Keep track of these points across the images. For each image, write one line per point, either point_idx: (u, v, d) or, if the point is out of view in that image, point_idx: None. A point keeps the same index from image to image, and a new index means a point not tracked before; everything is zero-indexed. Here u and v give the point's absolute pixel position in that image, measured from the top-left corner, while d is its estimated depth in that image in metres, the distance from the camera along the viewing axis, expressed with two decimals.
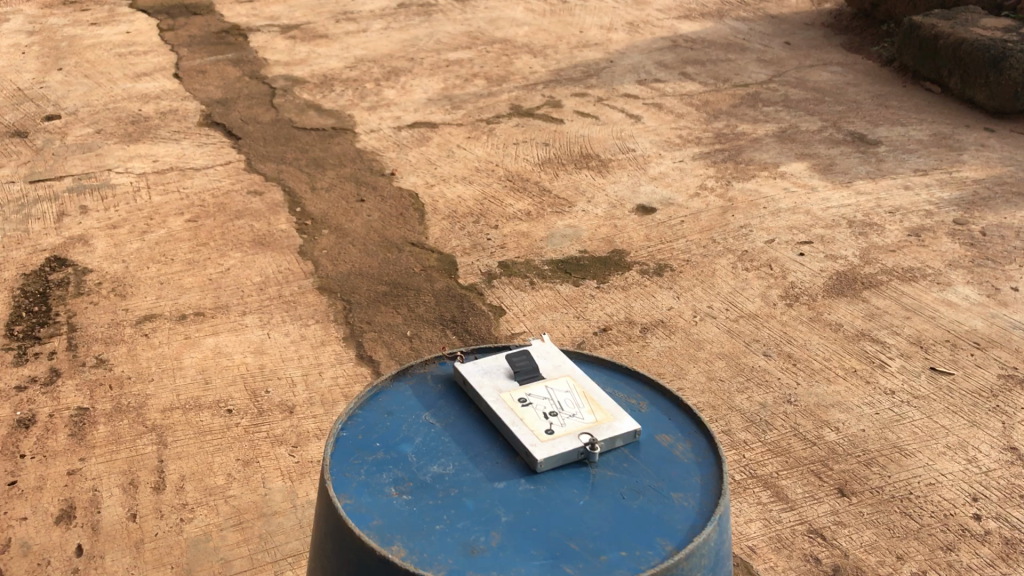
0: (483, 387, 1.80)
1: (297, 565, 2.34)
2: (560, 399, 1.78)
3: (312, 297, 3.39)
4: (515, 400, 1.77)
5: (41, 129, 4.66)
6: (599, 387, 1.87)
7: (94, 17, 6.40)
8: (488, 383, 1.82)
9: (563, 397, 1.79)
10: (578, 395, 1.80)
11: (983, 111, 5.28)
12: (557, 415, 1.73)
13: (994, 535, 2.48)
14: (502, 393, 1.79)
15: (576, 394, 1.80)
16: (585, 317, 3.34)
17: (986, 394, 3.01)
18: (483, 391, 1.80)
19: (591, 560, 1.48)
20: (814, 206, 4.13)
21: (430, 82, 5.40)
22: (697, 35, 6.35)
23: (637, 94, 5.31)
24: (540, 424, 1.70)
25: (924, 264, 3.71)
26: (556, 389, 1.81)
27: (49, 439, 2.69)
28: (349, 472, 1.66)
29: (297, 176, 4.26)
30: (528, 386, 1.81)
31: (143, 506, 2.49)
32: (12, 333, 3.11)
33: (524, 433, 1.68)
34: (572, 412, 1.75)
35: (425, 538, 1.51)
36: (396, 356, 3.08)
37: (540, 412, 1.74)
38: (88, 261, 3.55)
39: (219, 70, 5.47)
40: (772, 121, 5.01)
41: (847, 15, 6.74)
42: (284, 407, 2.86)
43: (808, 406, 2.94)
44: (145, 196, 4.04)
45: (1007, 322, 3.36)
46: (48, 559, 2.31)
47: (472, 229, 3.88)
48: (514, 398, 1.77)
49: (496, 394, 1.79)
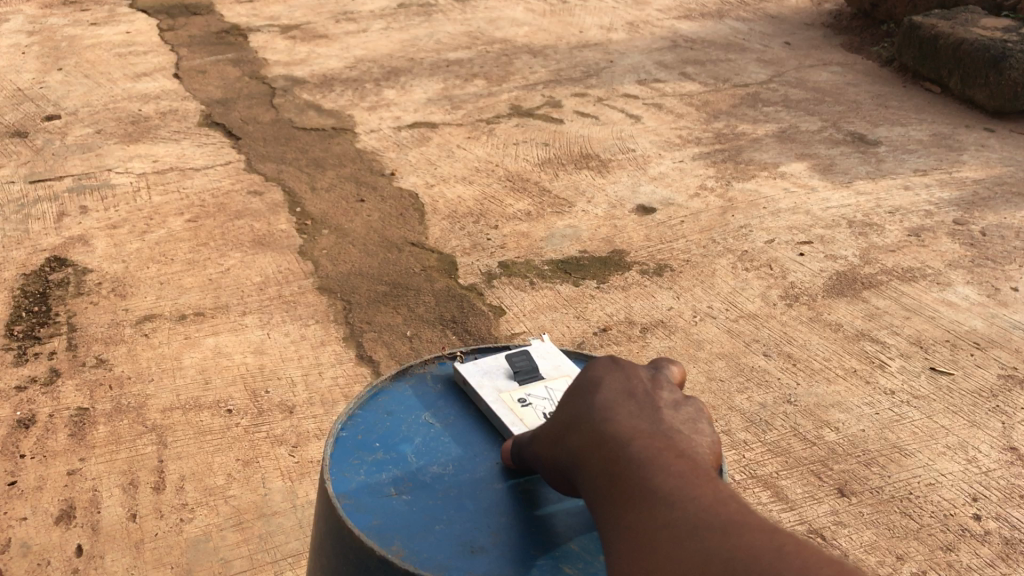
0: (483, 386, 1.81)
1: (297, 565, 2.35)
2: (561, 398, 1.78)
3: (311, 297, 3.39)
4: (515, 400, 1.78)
5: (41, 129, 4.66)
6: None
7: (94, 17, 6.40)
8: (487, 383, 1.83)
9: None
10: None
11: (982, 111, 5.28)
12: None
13: (994, 535, 2.49)
14: (501, 393, 1.80)
15: None
16: (585, 317, 3.33)
17: (986, 395, 3.01)
18: (483, 391, 1.80)
19: (591, 560, 1.48)
20: (814, 206, 4.14)
21: (430, 82, 5.40)
22: (697, 35, 6.35)
23: (637, 94, 5.31)
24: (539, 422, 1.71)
25: (924, 264, 3.72)
26: (556, 388, 1.81)
27: (49, 439, 2.69)
28: (348, 472, 1.66)
29: (298, 176, 4.26)
30: (529, 387, 1.81)
31: (143, 505, 2.49)
32: (13, 333, 3.11)
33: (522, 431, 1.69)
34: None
35: (425, 539, 1.51)
36: (395, 357, 3.08)
37: (539, 412, 1.74)
38: (87, 261, 3.54)
39: (219, 70, 5.48)
40: (771, 121, 5.01)
41: (847, 15, 6.74)
42: (284, 407, 2.87)
43: (808, 406, 2.94)
44: (145, 196, 4.04)
45: (1007, 322, 3.37)
46: (47, 559, 2.32)
47: (473, 229, 3.88)
48: (513, 398, 1.78)
49: (496, 395, 1.79)
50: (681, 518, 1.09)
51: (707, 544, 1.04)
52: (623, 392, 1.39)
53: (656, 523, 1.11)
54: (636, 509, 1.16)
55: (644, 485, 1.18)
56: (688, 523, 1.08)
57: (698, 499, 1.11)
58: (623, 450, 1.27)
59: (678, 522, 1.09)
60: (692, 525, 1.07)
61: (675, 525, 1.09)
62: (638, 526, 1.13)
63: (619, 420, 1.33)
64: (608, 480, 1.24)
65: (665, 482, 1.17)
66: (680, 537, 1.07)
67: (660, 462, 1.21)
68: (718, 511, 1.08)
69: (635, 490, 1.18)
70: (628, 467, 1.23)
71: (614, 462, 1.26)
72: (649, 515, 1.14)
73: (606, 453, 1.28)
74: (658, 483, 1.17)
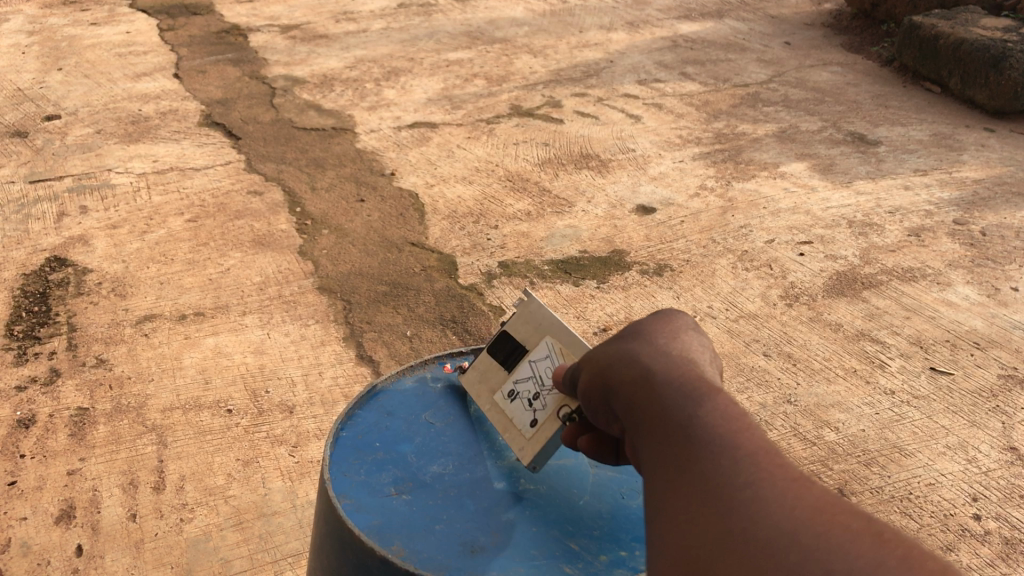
0: (477, 396, 1.75)
1: (298, 565, 2.35)
2: (538, 374, 1.61)
3: (311, 297, 3.39)
4: (506, 398, 1.68)
5: (41, 129, 4.65)
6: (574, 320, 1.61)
7: (94, 17, 6.40)
8: (481, 389, 1.75)
9: (539, 368, 1.61)
10: (557, 355, 1.59)
11: (982, 111, 5.28)
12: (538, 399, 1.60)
13: (994, 535, 2.48)
14: (493, 394, 1.71)
15: (546, 355, 1.61)
16: (585, 317, 3.33)
17: (986, 394, 3.01)
18: (479, 399, 1.75)
19: (591, 559, 1.48)
20: (814, 206, 4.14)
21: (430, 82, 5.39)
22: (697, 35, 6.34)
23: (637, 94, 5.30)
24: (523, 420, 1.62)
25: (924, 264, 3.72)
26: (536, 357, 1.63)
27: (49, 440, 2.69)
28: (349, 472, 1.66)
29: (298, 176, 4.26)
30: (515, 371, 1.68)
31: (143, 505, 2.49)
32: (12, 333, 3.11)
33: (512, 439, 1.64)
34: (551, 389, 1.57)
35: (425, 538, 1.51)
36: (395, 357, 3.08)
37: (523, 403, 1.63)
38: (87, 261, 3.54)
39: (219, 70, 5.48)
40: (771, 121, 5.01)
41: (847, 15, 6.74)
42: (285, 407, 2.86)
43: (808, 406, 2.94)
44: (145, 196, 4.04)
45: (1007, 322, 3.37)
46: (47, 559, 2.32)
47: (473, 229, 3.88)
48: (504, 396, 1.68)
49: (489, 398, 1.72)
50: (728, 454, 0.71)
51: (767, 494, 0.66)
52: (663, 328, 1.05)
53: (686, 459, 0.73)
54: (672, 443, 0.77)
55: (674, 408, 0.80)
56: (740, 463, 0.70)
57: (759, 436, 0.74)
58: (649, 371, 0.90)
59: (725, 462, 0.70)
60: (747, 466, 0.69)
61: (716, 463, 0.70)
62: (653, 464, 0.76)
63: (656, 350, 0.97)
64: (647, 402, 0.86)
65: (709, 406, 0.78)
66: (723, 481, 0.69)
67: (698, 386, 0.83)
68: (785, 459, 0.71)
69: (662, 417, 0.80)
70: (655, 389, 0.85)
71: (639, 384, 0.89)
72: (673, 446, 0.76)
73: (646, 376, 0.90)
74: (698, 404, 0.79)
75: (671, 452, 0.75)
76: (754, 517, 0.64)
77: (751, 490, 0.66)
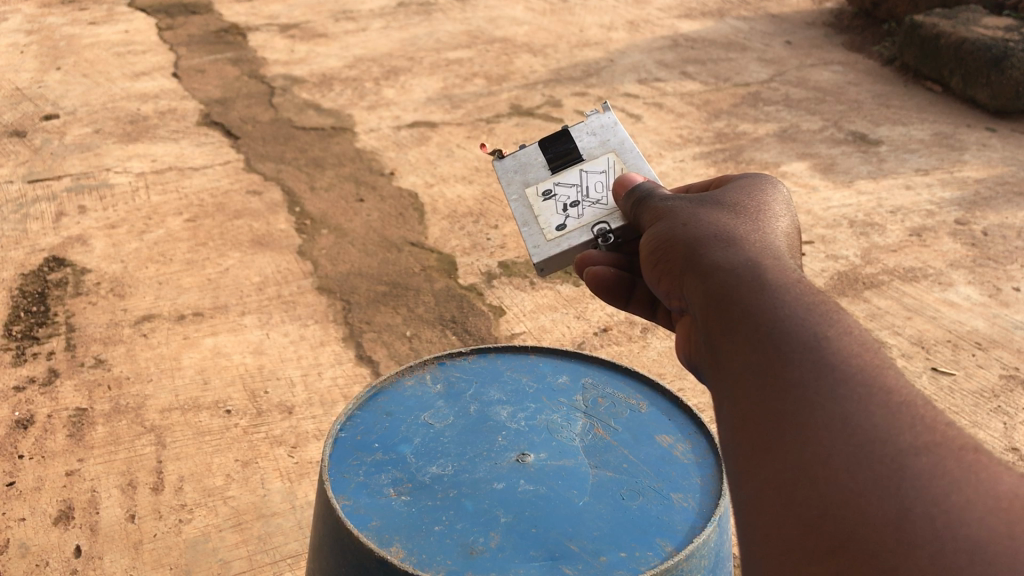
0: (510, 184, 1.88)
1: (297, 566, 2.34)
2: (588, 185, 1.79)
3: (311, 297, 3.38)
4: (540, 195, 1.84)
5: (40, 129, 4.64)
6: (644, 164, 1.84)
7: (92, 17, 6.38)
8: (517, 180, 1.88)
9: (593, 181, 1.79)
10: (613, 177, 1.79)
11: (983, 111, 5.27)
12: (574, 204, 1.77)
13: None
14: (528, 188, 1.86)
15: (608, 176, 1.80)
16: (586, 318, 3.32)
17: (987, 395, 2.99)
18: (512, 188, 1.88)
19: (591, 560, 1.47)
20: (814, 206, 4.12)
21: (430, 82, 5.37)
22: (697, 34, 6.32)
23: (637, 94, 5.28)
24: (551, 221, 1.79)
25: (925, 264, 3.70)
26: (591, 171, 1.82)
27: (48, 439, 2.68)
28: (348, 472, 1.65)
29: (297, 176, 4.25)
30: (562, 175, 1.83)
31: (142, 506, 2.48)
32: (11, 333, 3.10)
33: (532, 233, 1.80)
34: (594, 198, 1.74)
35: (424, 540, 1.50)
36: (395, 356, 3.08)
37: (557, 206, 1.80)
38: (86, 261, 3.53)
39: (218, 70, 5.46)
40: (772, 121, 5.00)
41: (847, 15, 6.72)
42: (284, 407, 2.85)
43: None
44: (144, 196, 4.03)
45: (1008, 322, 3.36)
46: (47, 560, 2.31)
47: (473, 229, 3.87)
48: (539, 193, 1.84)
49: (522, 190, 1.87)
50: (882, 407, 0.71)
51: (945, 466, 0.66)
52: (751, 224, 1.06)
53: (828, 399, 0.73)
54: (814, 376, 0.75)
55: (801, 327, 0.79)
56: (903, 421, 0.70)
57: (905, 383, 0.74)
58: (755, 272, 0.89)
59: (876, 413, 0.71)
60: (913, 429, 0.69)
61: (872, 419, 0.70)
62: (778, 399, 0.76)
63: (751, 248, 0.97)
64: (766, 305, 0.84)
65: (843, 337, 0.78)
66: (887, 439, 0.69)
67: (819, 304, 0.82)
68: (943, 414, 0.72)
69: (785, 335, 0.80)
70: (779, 297, 0.84)
71: (753, 285, 0.88)
72: (805, 377, 0.76)
73: (766, 278, 0.88)
74: (831, 330, 0.78)
75: (807, 394, 0.75)
76: (933, 491, 0.65)
77: (926, 458, 0.67)
